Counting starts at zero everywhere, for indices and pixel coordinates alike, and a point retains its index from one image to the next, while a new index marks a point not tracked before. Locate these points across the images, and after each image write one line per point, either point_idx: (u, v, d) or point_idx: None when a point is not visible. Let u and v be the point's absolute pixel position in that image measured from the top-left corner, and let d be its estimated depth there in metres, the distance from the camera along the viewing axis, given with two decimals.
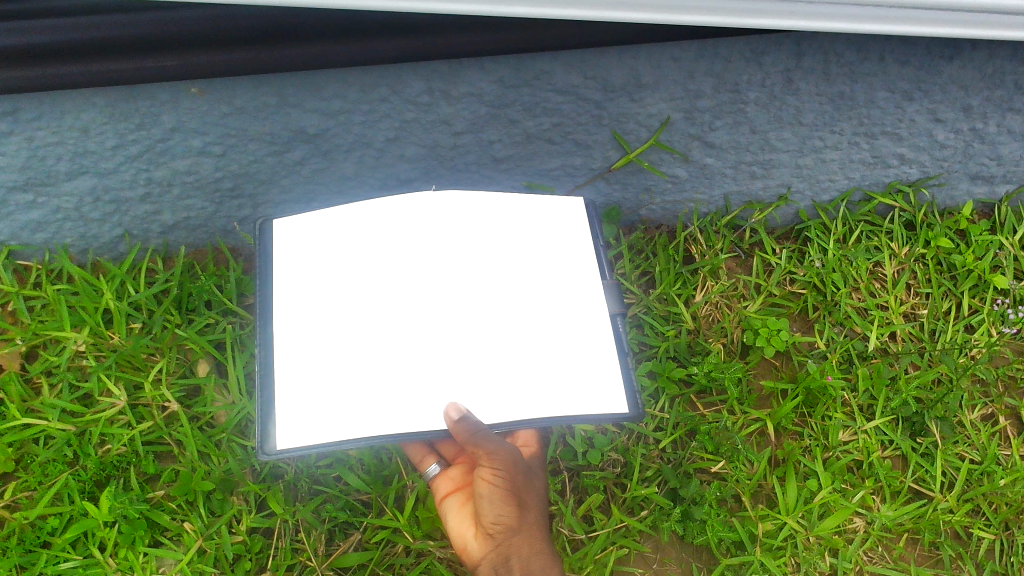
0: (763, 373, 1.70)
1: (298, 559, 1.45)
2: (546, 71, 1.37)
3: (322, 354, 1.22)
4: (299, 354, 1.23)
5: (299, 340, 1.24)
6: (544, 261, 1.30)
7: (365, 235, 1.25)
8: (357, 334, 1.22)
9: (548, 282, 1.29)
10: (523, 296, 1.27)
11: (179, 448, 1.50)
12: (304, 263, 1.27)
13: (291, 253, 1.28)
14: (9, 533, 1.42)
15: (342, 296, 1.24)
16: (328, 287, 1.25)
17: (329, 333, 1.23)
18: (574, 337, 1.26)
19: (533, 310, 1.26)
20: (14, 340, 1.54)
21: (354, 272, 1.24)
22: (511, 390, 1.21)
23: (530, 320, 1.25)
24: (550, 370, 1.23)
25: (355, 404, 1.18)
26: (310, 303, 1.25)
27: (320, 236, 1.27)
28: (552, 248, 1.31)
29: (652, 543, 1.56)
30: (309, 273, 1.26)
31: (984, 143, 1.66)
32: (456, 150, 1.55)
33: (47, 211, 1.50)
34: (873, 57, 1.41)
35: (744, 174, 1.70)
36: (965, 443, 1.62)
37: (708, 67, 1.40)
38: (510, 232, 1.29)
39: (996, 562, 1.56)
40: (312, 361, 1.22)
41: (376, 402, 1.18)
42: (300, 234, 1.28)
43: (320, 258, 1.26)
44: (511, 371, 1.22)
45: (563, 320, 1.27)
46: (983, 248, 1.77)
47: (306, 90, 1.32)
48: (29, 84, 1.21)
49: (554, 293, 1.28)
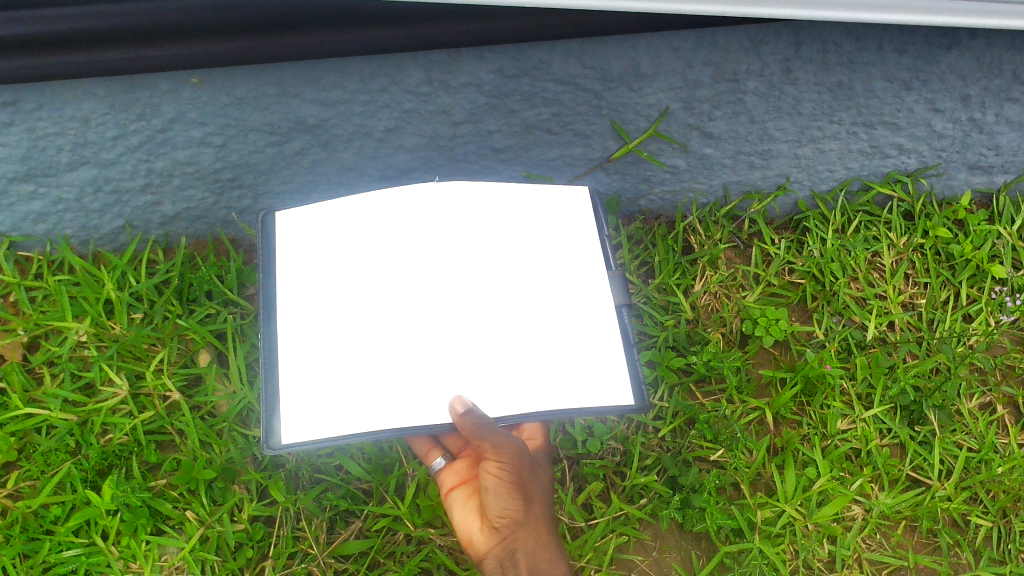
0: (762, 362, 1.71)
1: (300, 547, 1.46)
2: (545, 61, 1.37)
3: (326, 348, 1.24)
4: (302, 348, 1.25)
5: (303, 344, 1.25)
6: (547, 250, 1.30)
7: (366, 228, 1.26)
8: (360, 328, 1.23)
9: (551, 273, 1.29)
10: (526, 288, 1.27)
11: (181, 438, 1.51)
12: (306, 256, 1.28)
13: (292, 253, 1.29)
14: (12, 521, 1.42)
15: (345, 289, 1.25)
16: (330, 289, 1.26)
17: (332, 327, 1.24)
18: (578, 329, 1.27)
19: (536, 302, 1.26)
20: (16, 330, 1.55)
21: (356, 265, 1.25)
22: (514, 383, 1.22)
23: (534, 310, 1.26)
24: (553, 362, 1.23)
25: (358, 398, 1.20)
26: (313, 306, 1.26)
27: (322, 229, 1.28)
28: (554, 239, 1.31)
29: (651, 531, 1.57)
30: (312, 267, 1.27)
31: (982, 133, 1.67)
32: (456, 141, 1.55)
33: (48, 202, 1.51)
34: (871, 46, 1.42)
35: (743, 164, 1.70)
36: (963, 432, 1.63)
37: (708, 57, 1.41)
38: (512, 223, 1.30)
39: (994, 550, 1.57)
40: (316, 356, 1.24)
41: (379, 396, 1.19)
42: (302, 227, 1.29)
43: (322, 259, 1.27)
44: (514, 364, 1.23)
45: (567, 312, 1.27)
46: (982, 238, 1.78)
47: (306, 80, 1.33)
48: (31, 73, 1.21)
49: (557, 285, 1.29)
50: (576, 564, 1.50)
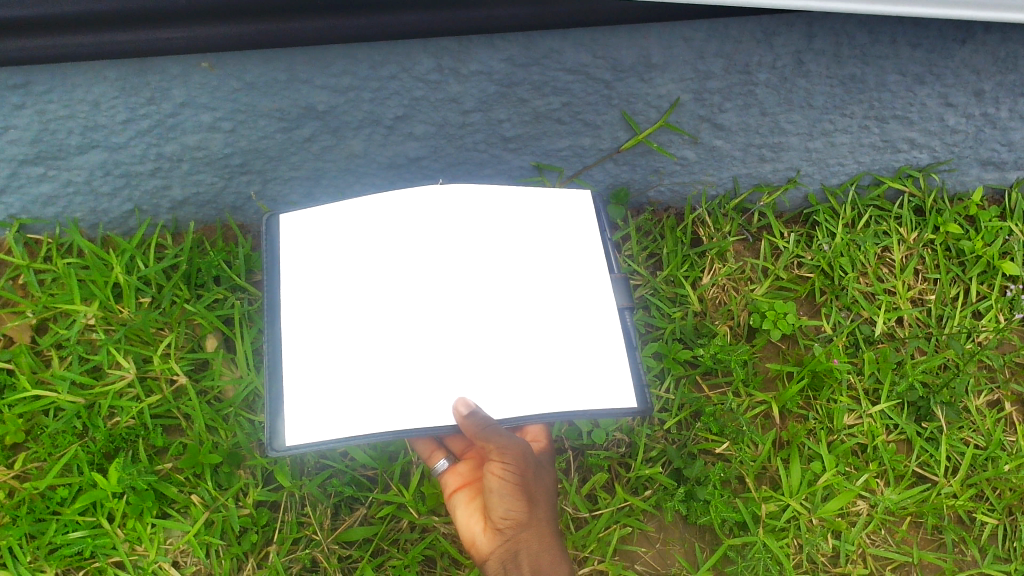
0: (770, 356, 1.70)
1: (304, 532, 1.47)
2: (556, 49, 1.37)
3: (327, 353, 1.23)
4: (311, 361, 1.23)
5: (305, 345, 1.24)
6: (553, 250, 1.30)
7: (371, 236, 1.25)
8: (360, 335, 1.23)
9: (555, 279, 1.28)
10: (525, 288, 1.27)
11: (187, 422, 1.52)
12: (308, 264, 1.27)
13: (297, 253, 1.28)
14: (19, 502, 1.43)
15: (344, 295, 1.25)
16: (334, 290, 1.25)
17: (332, 335, 1.24)
18: (582, 330, 1.27)
19: (538, 302, 1.26)
20: (25, 312, 1.56)
21: (361, 275, 1.25)
22: (524, 393, 1.22)
23: (539, 311, 1.26)
24: (561, 369, 1.23)
25: (368, 407, 1.19)
26: (316, 307, 1.25)
27: (319, 235, 1.28)
28: (557, 241, 1.31)
29: (655, 523, 1.57)
30: (321, 275, 1.26)
31: (996, 128, 1.65)
32: (465, 129, 1.54)
33: (58, 184, 1.51)
34: (885, 39, 1.40)
35: (753, 156, 1.69)
36: (970, 428, 1.62)
37: (719, 48, 1.40)
38: (519, 234, 1.29)
39: (999, 547, 1.56)
40: (321, 366, 1.22)
41: (386, 405, 1.19)
42: (303, 231, 1.29)
43: (325, 260, 1.27)
44: (525, 377, 1.22)
45: (571, 316, 1.27)
46: (993, 234, 1.76)
47: (316, 66, 1.33)
48: (40, 55, 1.21)
49: (561, 290, 1.28)
50: (580, 554, 1.50)
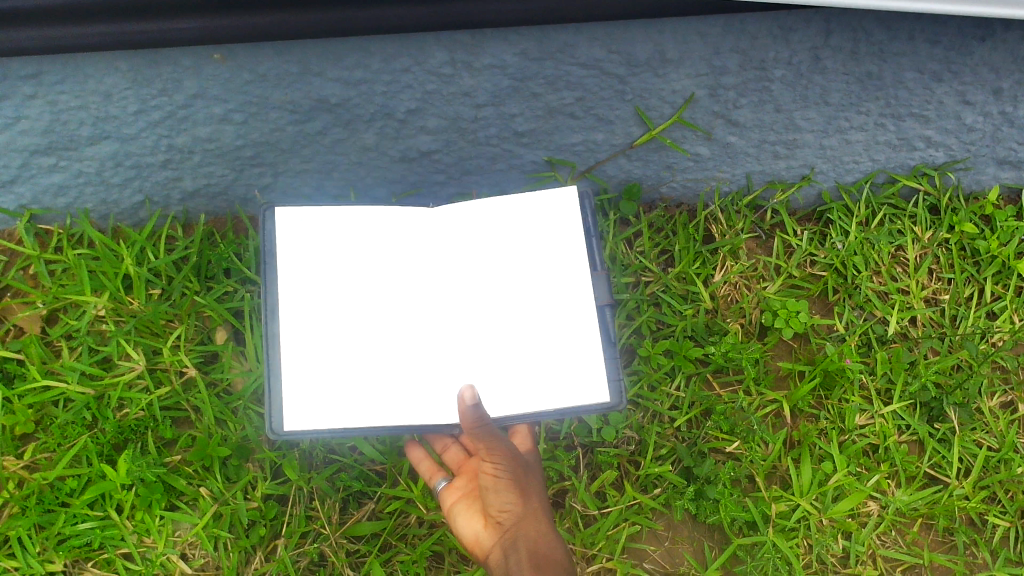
0: (781, 354, 1.69)
1: (312, 526, 1.47)
2: (570, 43, 1.35)
3: (324, 344, 1.26)
4: (308, 351, 1.26)
5: (302, 335, 1.26)
6: (544, 249, 1.32)
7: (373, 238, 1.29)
8: (358, 331, 1.27)
9: (544, 278, 1.31)
10: (514, 286, 1.31)
11: (196, 414, 1.52)
12: (309, 256, 1.27)
13: (296, 243, 1.28)
14: (28, 492, 1.44)
15: (343, 291, 1.27)
16: (333, 284, 1.27)
17: (329, 328, 1.27)
18: (561, 330, 1.30)
19: (526, 300, 1.30)
20: (35, 303, 1.56)
21: (362, 274, 1.28)
22: (507, 388, 1.28)
23: (525, 310, 1.30)
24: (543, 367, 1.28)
25: (364, 401, 1.25)
26: (314, 300, 1.27)
27: (321, 230, 1.28)
28: (548, 241, 1.32)
29: (664, 521, 1.57)
30: (320, 269, 1.27)
31: (1014, 127, 1.63)
32: (478, 123, 1.53)
33: (69, 174, 1.51)
34: (903, 36, 1.39)
35: (767, 153, 1.67)
36: (983, 430, 1.61)
37: (735, 43, 1.38)
38: (512, 232, 1.32)
39: (1011, 550, 1.55)
40: (318, 357, 1.26)
41: (381, 401, 1.25)
42: (303, 223, 1.28)
43: (326, 254, 1.28)
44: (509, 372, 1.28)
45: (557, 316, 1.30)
46: (1010, 234, 1.73)
47: (328, 58, 1.32)
48: (54, 45, 1.22)
49: (549, 289, 1.31)
50: (588, 552, 1.51)
